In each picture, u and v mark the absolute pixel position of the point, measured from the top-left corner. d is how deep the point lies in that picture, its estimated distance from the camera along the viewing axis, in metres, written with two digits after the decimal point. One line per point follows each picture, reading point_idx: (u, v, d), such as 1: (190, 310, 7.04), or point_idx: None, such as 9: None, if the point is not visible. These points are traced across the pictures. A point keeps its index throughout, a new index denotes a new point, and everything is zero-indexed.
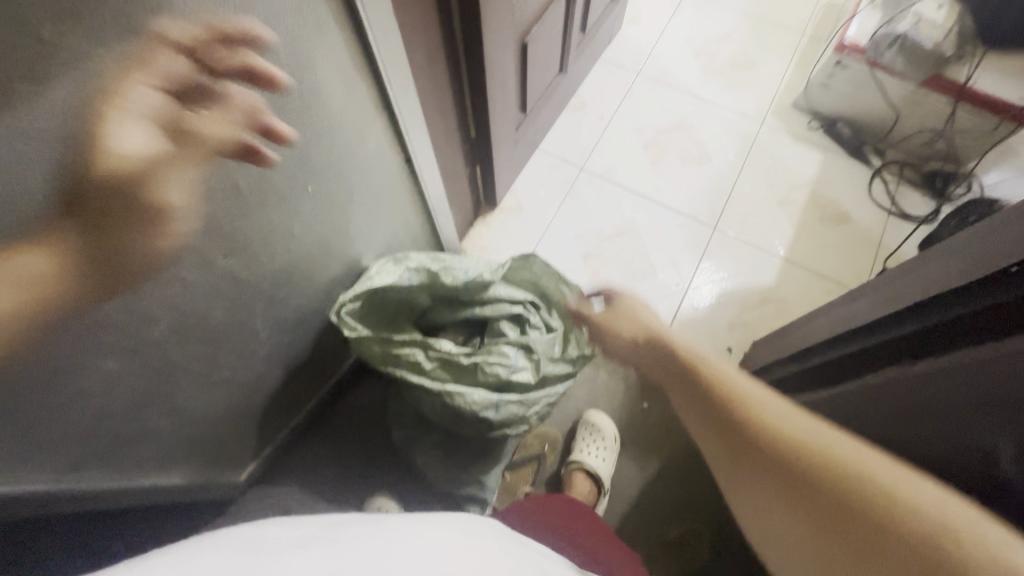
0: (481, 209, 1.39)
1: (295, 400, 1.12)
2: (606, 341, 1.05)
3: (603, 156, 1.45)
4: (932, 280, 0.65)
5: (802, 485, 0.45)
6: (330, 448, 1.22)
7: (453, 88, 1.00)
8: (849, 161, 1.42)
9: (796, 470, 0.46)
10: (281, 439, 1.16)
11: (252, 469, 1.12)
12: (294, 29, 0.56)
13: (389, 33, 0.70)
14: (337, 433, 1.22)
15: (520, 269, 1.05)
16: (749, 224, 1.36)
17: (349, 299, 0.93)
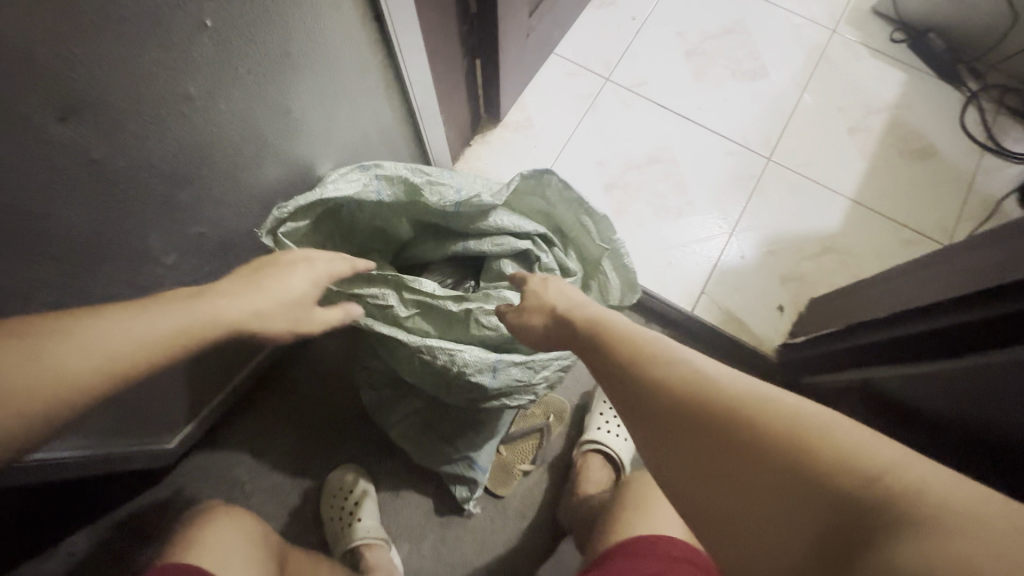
0: (481, 124, 1.11)
1: (239, 351, 0.89)
2: (638, 292, 0.81)
3: (635, 64, 1.16)
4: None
5: (677, 414, 0.43)
6: (287, 411, 0.99)
7: None
8: (939, 83, 1.15)
9: (669, 402, 0.44)
10: (223, 398, 0.94)
11: (189, 432, 0.91)
12: None
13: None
14: (296, 391, 1.00)
15: (529, 193, 0.80)
16: (811, 156, 1.10)
17: (295, 217, 0.67)
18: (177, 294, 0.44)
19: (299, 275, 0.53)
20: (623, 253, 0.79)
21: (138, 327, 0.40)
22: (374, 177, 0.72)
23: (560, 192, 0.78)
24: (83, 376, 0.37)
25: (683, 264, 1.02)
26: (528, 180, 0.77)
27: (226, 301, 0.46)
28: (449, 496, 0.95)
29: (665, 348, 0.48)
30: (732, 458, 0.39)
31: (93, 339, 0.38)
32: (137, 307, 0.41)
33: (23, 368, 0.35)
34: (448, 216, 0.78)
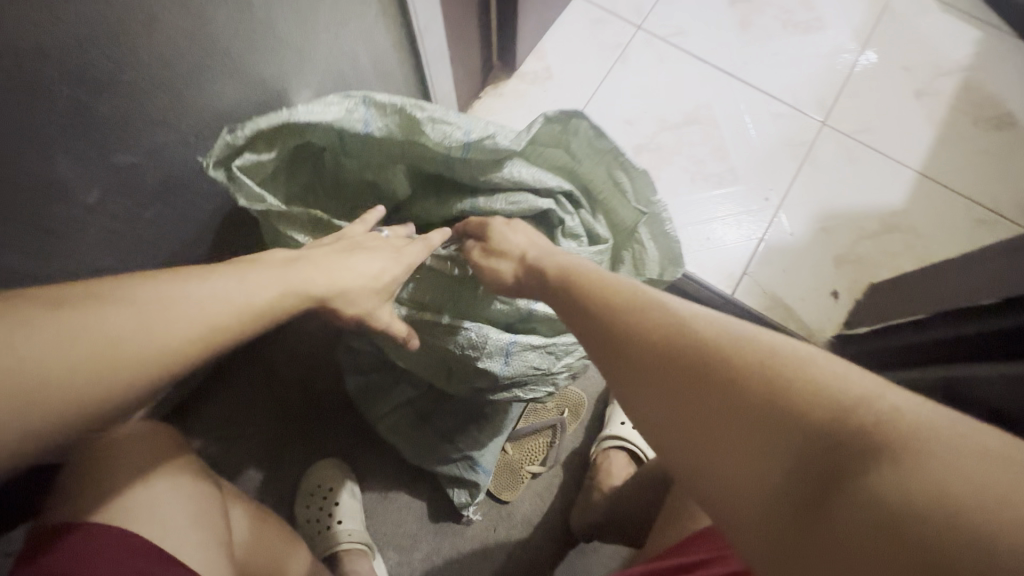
0: (492, 72, 0.96)
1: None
2: (681, 267, 0.68)
3: (671, 11, 1.01)
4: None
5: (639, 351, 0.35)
6: (259, 394, 0.85)
7: None
8: (1019, 43, 1.00)
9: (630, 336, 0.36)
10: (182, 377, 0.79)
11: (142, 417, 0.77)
12: None
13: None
14: (270, 372, 0.86)
15: (553, 144, 0.66)
16: (870, 121, 0.95)
17: (256, 148, 0.56)
18: (273, 263, 0.44)
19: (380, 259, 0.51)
20: (664, 217, 0.66)
21: (239, 293, 0.40)
22: (361, 103, 0.59)
23: (590, 140, 0.64)
24: (167, 346, 0.35)
25: (723, 240, 0.88)
26: (553, 124, 0.64)
27: (316, 274, 0.46)
28: (444, 499, 0.81)
29: (616, 283, 0.41)
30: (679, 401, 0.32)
31: (197, 303, 0.37)
32: (240, 273, 0.41)
33: (138, 330, 0.34)
34: (452, 163, 0.64)
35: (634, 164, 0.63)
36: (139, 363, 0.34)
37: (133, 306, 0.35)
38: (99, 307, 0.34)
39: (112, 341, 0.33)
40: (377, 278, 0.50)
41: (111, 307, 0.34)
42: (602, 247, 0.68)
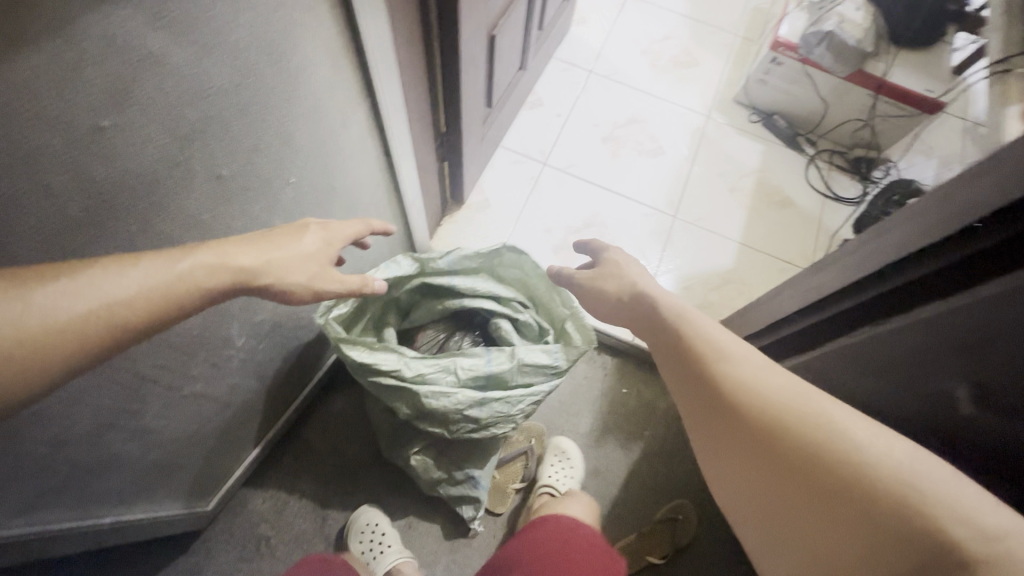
0: (448, 206, 1.37)
1: (273, 410, 1.02)
2: (597, 343, 1.04)
3: (565, 151, 1.48)
4: (910, 237, 0.74)
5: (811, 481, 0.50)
6: (338, 423, 1.16)
7: (430, 91, 0.97)
8: (787, 150, 1.54)
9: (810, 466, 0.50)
10: (286, 421, 1.09)
11: (251, 460, 1.05)
12: (297, 37, 0.55)
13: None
14: (347, 407, 1.18)
15: (514, 270, 1.08)
16: (705, 212, 1.44)
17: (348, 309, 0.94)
18: (162, 251, 0.50)
19: (307, 233, 0.67)
20: (585, 321, 1.05)
21: (133, 286, 0.46)
22: (386, 262, 0.95)
23: (533, 269, 1.06)
24: (115, 307, 0.45)
25: None
26: (510, 252, 1.05)
27: (236, 247, 0.57)
28: (457, 519, 1.11)
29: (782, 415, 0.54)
30: (815, 492, 0.49)
31: (78, 307, 0.43)
32: (120, 267, 0.46)
33: (94, 298, 0.44)
34: (444, 274, 1.03)
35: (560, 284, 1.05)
36: (69, 343, 0.43)
37: (45, 292, 0.41)
38: (34, 285, 0.41)
39: (45, 327, 0.41)
40: (304, 249, 0.65)
41: (41, 287, 0.41)
42: (547, 336, 1.05)
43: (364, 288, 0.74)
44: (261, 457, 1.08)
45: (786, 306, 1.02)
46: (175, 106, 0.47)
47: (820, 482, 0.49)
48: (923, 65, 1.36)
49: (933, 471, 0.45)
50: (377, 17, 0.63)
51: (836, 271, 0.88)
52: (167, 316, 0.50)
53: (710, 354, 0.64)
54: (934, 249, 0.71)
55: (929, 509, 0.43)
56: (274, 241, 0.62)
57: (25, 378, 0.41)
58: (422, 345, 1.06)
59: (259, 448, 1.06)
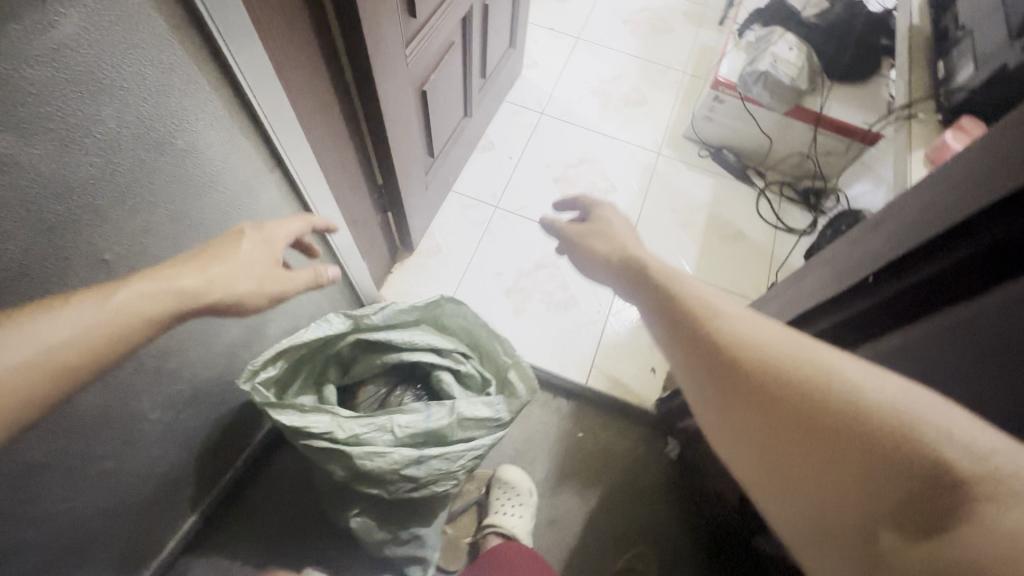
0: (398, 252, 1.36)
1: (207, 476, 0.99)
2: (540, 391, 1.03)
3: (517, 194, 1.49)
4: (823, 284, 0.74)
5: (813, 431, 0.45)
6: (283, 484, 1.13)
7: (359, 149, 0.98)
8: (736, 183, 1.56)
9: (811, 413, 0.45)
10: (225, 485, 1.06)
11: (187, 529, 1.01)
12: (179, 120, 0.56)
13: (263, 54, 0.61)
14: (293, 466, 1.14)
15: (456, 320, 1.07)
16: (658, 248, 1.45)
17: (278, 373, 0.93)
18: (94, 288, 0.51)
19: (245, 239, 0.64)
20: (526, 370, 1.04)
21: (66, 329, 0.49)
22: (317, 322, 0.94)
23: (473, 318, 1.05)
24: (54, 348, 0.48)
25: (573, 345, 1.31)
26: (450, 304, 1.04)
27: (174, 272, 0.56)
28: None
29: (776, 362, 0.49)
30: (807, 434, 0.45)
31: (18, 356, 0.46)
32: (52, 310, 0.49)
33: (30, 344, 0.47)
34: (381, 329, 1.02)
35: (500, 334, 1.05)
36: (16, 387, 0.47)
37: None
38: None
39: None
40: (245, 253, 0.63)
41: None
42: (489, 387, 1.03)
43: (318, 281, 0.72)
44: (199, 524, 1.04)
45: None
46: (37, 201, 0.47)
47: (816, 424, 0.44)
48: (859, 99, 1.40)
49: (924, 404, 0.41)
50: (274, 93, 0.64)
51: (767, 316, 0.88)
52: (118, 349, 0.52)
53: (693, 305, 0.57)
54: (918, 255, 0.56)
55: (925, 442, 0.39)
56: (211, 252, 0.60)
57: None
58: (362, 403, 1.04)
59: (195, 516, 1.02)
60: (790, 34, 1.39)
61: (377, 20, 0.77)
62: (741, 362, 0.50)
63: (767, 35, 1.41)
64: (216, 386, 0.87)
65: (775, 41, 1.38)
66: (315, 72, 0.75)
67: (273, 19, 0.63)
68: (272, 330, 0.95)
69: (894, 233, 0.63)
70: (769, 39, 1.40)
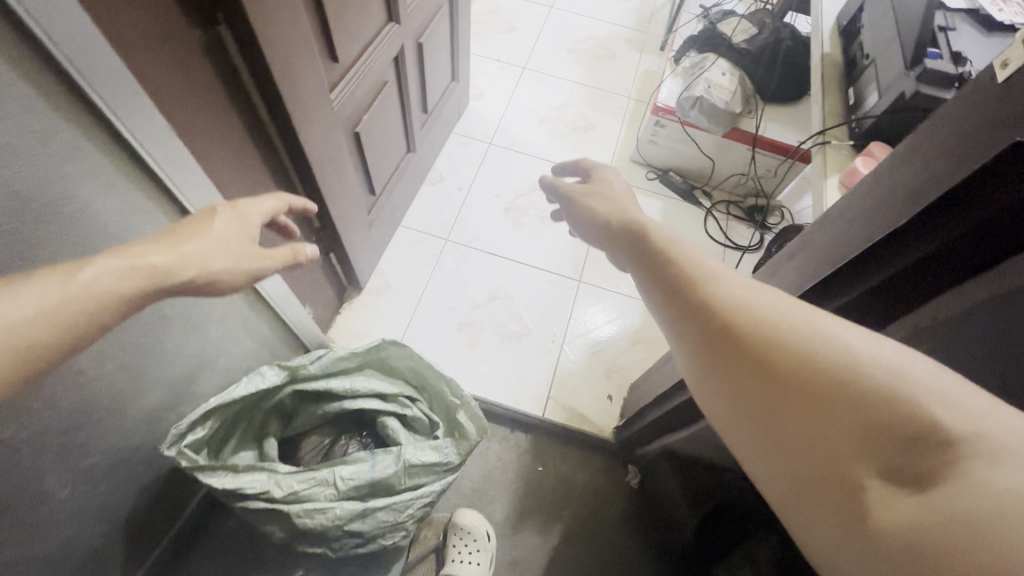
0: (346, 292, 1.33)
1: (139, 548, 0.93)
2: (489, 430, 1.01)
3: (466, 225, 1.49)
4: None
5: (819, 398, 0.40)
6: (227, 546, 1.07)
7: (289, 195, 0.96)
8: (684, 204, 1.59)
9: (815, 379, 0.41)
10: (161, 554, 0.99)
11: None
12: (63, 188, 0.53)
13: (158, 114, 0.59)
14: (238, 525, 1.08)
15: (402, 362, 1.05)
16: (609, 273, 1.45)
17: (209, 432, 0.88)
18: (56, 266, 0.47)
19: (216, 219, 0.58)
20: (475, 410, 1.02)
21: (21, 311, 0.45)
22: (248, 376, 0.90)
23: (417, 359, 1.03)
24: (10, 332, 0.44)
25: (528, 377, 1.29)
26: (393, 346, 1.02)
27: (146, 251, 0.52)
28: None
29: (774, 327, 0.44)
30: (801, 398, 0.41)
31: None
32: (8, 291, 0.45)
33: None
34: (321, 378, 0.99)
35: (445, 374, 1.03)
36: None
37: None
38: None
39: None
40: (219, 233, 0.58)
41: None
42: (437, 429, 1.00)
43: (297, 260, 0.68)
44: None
45: (674, 374, 1.01)
46: None
47: (811, 389, 0.41)
48: (791, 119, 1.44)
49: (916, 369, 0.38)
50: (174, 152, 0.62)
51: None
52: (85, 334, 0.48)
53: (683, 263, 0.52)
54: (915, 228, 0.47)
55: (918, 404, 0.36)
56: (178, 232, 0.55)
57: None
58: (304, 455, 1.00)
59: None
60: (722, 60, 1.45)
61: (292, 68, 0.76)
62: (737, 326, 0.45)
63: (701, 61, 1.47)
64: (138, 453, 0.82)
65: (708, 67, 1.43)
66: (226, 125, 0.73)
67: (171, 77, 0.61)
68: (201, 387, 0.90)
69: (803, 264, 0.63)
70: (702, 66, 1.46)
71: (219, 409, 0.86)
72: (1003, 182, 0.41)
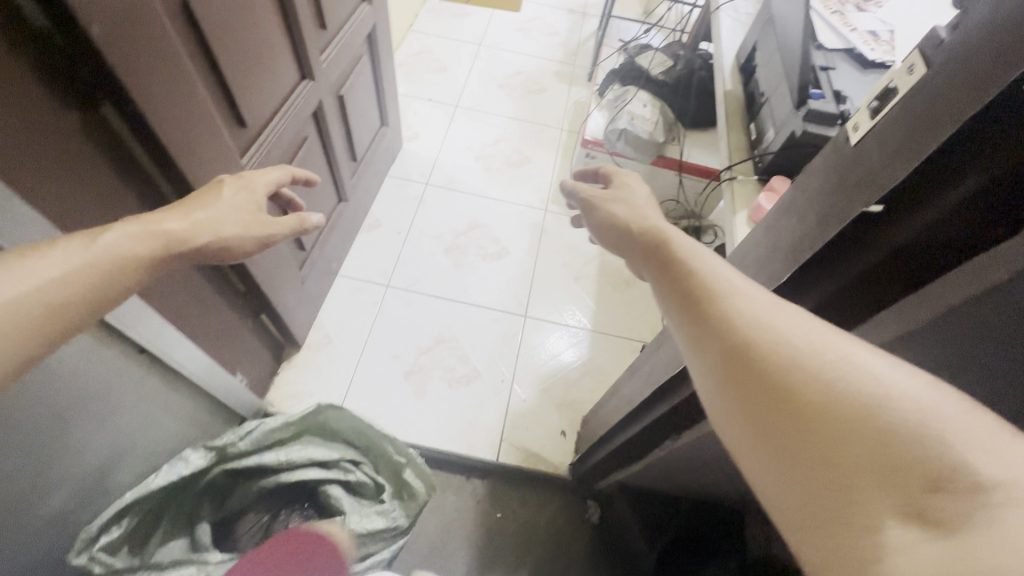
0: (284, 350, 1.28)
1: None
2: (438, 485, 0.98)
3: (407, 269, 1.46)
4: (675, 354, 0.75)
5: (848, 424, 0.33)
6: None
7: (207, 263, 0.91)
8: None
9: (844, 404, 0.34)
10: None
11: None
12: None
13: (33, 209, 0.55)
14: None
15: (342, 425, 1.00)
16: (554, 305, 1.46)
17: (128, 531, 0.79)
18: (78, 233, 0.51)
19: (223, 189, 0.68)
20: (422, 465, 0.99)
21: (55, 269, 0.47)
22: (169, 464, 0.83)
23: (357, 420, 0.99)
24: (51, 286, 0.46)
25: (480, 420, 1.27)
26: (331, 410, 0.98)
27: (164, 218, 0.58)
28: None
29: (790, 339, 0.38)
30: (821, 421, 0.34)
31: (11, 292, 0.44)
32: (37, 253, 0.47)
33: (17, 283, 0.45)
34: (253, 453, 0.93)
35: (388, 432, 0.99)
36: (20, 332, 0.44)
37: None
38: None
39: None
40: (227, 200, 0.67)
41: None
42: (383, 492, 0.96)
43: (303, 226, 0.77)
44: None
45: (618, 408, 1.01)
46: None
47: (833, 412, 0.34)
48: (712, 144, 1.51)
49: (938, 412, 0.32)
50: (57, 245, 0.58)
51: (640, 381, 0.89)
52: (107, 299, 0.51)
53: (693, 272, 0.45)
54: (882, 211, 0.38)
55: (945, 450, 0.31)
56: (191, 202, 0.63)
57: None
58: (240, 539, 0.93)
59: None
60: (643, 92, 1.51)
61: (191, 138, 0.73)
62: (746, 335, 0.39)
63: (623, 94, 1.53)
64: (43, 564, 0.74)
65: (630, 100, 1.48)
66: (122, 205, 0.69)
67: (45, 164, 0.57)
68: (119, 478, 0.83)
69: None
70: (625, 98, 1.51)
71: (136, 504, 0.79)
72: (989, 150, 0.32)
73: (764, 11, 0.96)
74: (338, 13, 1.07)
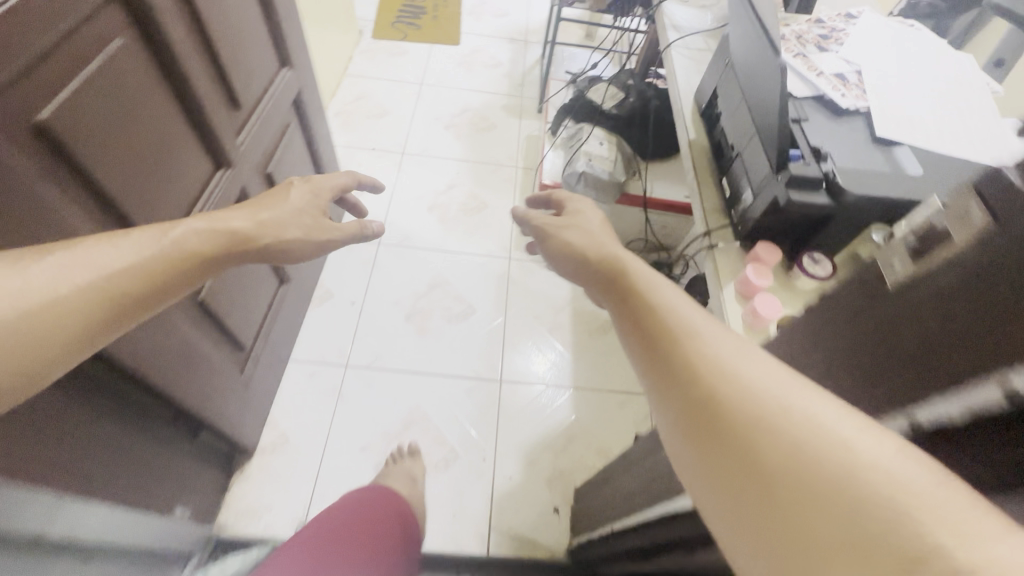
0: (235, 461, 1.13)
1: None
2: None
3: (366, 345, 1.34)
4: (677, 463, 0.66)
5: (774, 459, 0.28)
6: None
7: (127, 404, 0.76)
8: None
9: (773, 437, 0.29)
10: None
11: None
12: None
13: None
14: None
15: None
16: (529, 364, 1.36)
17: None
18: (152, 224, 0.52)
19: (292, 189, 0.71)
20: None
21: (123, 259, 0.47)
22: None
23: None
24: (115, 276, 0.46)
25: (463, 509, 1.15)
26: None
27: (235, 214, 0.60)
28: None
29: (719, 370, 0.33)
30: (748, 459, 0.29)
31: (83, 278, 0.44)
32: (111, 241, 0.48)
33: (86, 268, 0.45)
34: None
35: None
36: (74, 319, 0.43)
37: (36, 266, 0.42)
38: (23, 259, 0.42)
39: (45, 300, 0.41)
40: (297, 199, 0.70)
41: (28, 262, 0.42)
42: None
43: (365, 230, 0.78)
44: None
45: (614, 494, 0.92)
46: None
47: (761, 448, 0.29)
48: (675, 175, 1.44)
49: (926, 484, 0.25)
50: None
51: (638, 477, 0.79)
52: (164, 297, 0.51)
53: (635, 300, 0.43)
54: None
55: (899, 501, 0.24)
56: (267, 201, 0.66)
57: (28, 368, 0.40)
58: None
59: None
60: (598, 129, 1.44)
61: None
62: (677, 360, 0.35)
63: (577, 132, 1.45)
64: None
65: (585, 139, 1.41)
66: None
67: None
68: None
69: None
70: (579, 137, 1.44)
71: None
72: None
73: (722, 54, 0.90)
74: (254, 88, 0.95)
